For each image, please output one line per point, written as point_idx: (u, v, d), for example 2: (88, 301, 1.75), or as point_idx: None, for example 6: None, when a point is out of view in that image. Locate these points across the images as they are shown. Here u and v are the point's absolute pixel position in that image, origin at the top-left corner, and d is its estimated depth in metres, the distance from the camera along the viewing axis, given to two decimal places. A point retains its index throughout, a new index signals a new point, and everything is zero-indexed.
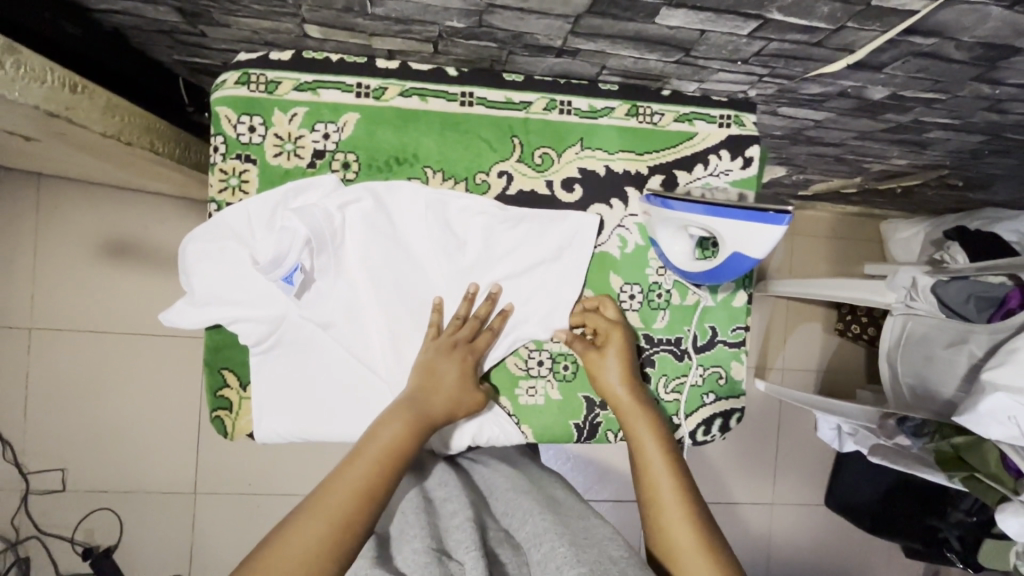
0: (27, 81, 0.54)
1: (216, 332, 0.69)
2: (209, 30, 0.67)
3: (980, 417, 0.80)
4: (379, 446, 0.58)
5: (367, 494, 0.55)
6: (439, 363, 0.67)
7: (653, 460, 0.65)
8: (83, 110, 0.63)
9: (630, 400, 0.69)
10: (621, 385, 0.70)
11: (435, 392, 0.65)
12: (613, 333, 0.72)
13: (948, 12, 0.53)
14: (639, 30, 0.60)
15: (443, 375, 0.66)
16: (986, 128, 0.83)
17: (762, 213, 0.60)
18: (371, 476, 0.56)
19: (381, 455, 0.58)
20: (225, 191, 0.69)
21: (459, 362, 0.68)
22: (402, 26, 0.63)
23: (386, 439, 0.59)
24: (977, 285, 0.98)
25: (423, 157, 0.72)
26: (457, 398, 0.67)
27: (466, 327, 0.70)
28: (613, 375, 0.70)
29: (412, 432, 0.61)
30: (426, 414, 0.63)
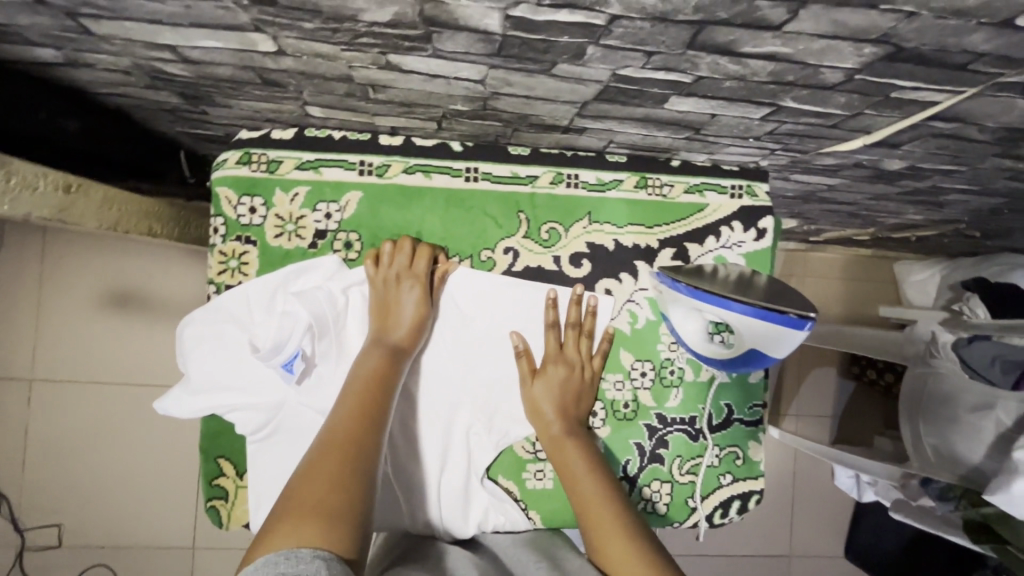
0: (17, 191, 0.53)
1: (212, 419, 0.66)
2: (211, 109, 0.67)
3: (1013, 498, 0.76)
4: (365, 372, 0.59)
5: (368, 416, 0.55)
6: (393, 291, 0.65)
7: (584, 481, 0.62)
8: (78, 209, 0.62)
9: (563, 428, 0.66)
10: (551, 406, 0.67)
11: (391, 315, 0.65)
12: (557, 362, 0.69)
13: (971, 104, 0.50)
14: (647, 113, 0.59)
15: (396, 297, 0.65)
16: (1007, 193, 0.80)
17: (784, 315, 0.57)
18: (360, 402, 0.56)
19: (367, 384, 0.58)
20: (225, 273, 0.67)
21: (414, 285, 0.65)
22: (405, 108, 0.62)
23: (367, 369, 0.60)
24: (1003, 347, 0.92)
25: (426, 235, 0.69)
26: (417, 322, 0.65)
27: (399, 253, 0.66)
28: (546, 401, 0.67)
29: (390, 363, 0.61)
30: (394, 341, 0.64)
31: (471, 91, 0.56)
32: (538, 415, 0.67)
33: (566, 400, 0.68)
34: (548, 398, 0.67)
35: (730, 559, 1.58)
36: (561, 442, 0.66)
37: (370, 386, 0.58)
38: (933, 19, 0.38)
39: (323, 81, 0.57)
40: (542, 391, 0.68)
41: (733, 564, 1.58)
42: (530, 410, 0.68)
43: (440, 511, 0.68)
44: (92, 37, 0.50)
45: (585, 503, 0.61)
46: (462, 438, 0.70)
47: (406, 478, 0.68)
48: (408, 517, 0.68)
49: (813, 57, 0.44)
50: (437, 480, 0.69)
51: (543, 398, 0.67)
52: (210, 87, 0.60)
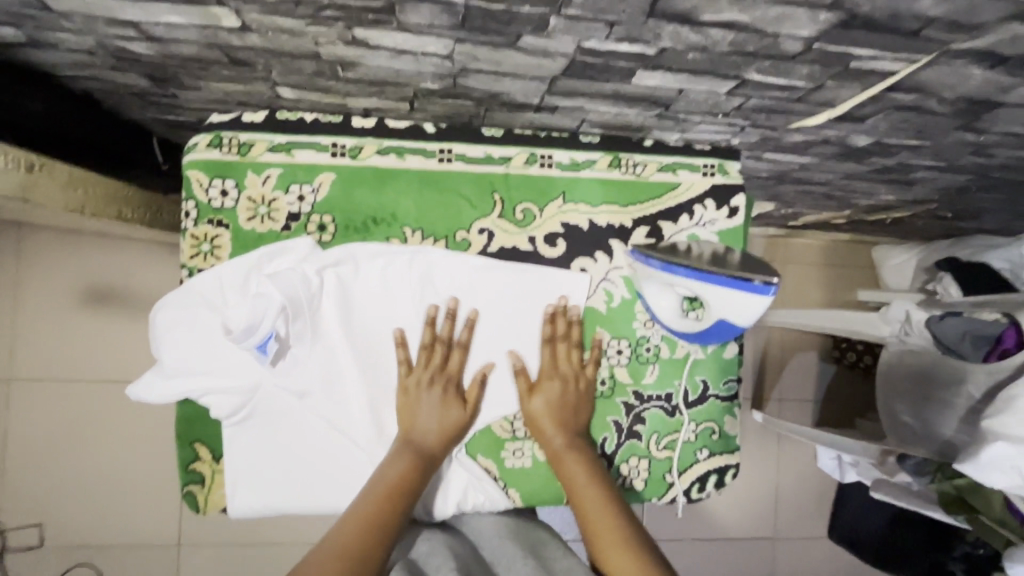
0: None
1: (186, 404, 0.66)
2: (181, 92, 0.67)
3: (982, 467, 0.77)
4: (386, 479, 0.62)
5: (374, 523, 0.59)
6: (422, 397, 0.66)
7: (586, 495, 0.66)
8: (42, 188, 0.61)
9: (563, 443, 0.68)
10: (550, 422, 0.68)
11: (420, 424, 0.66)
12: (559, 375, 0.70)
13: (928, 73, 0.51)
14: (616, 89, 0.59)
15: (425, 403, 0.66)
16: (973, 169, 0.82)
17: (750, 283, 0.62)
18: (376, 506, 0.60)
19: (387, 490, 0.62)
20: (197, 257, 0.67)
21: (443, 392, 0.66)
22: (376, 87, 0.62)
23: (391, 477, 0.62)
24: (972, 323, 0.93)
25: (400, 216, 0.69)
26: (446, 425, 0.66)
27: (435, 355, 0.67)
28: (545, 416, 0.68)
29: (415, 472, 0.63)
30: (422, 451, 0.65)
31: (440, 68, 0.56)
32: (540, 433, 0.69)
33: (566, 414, 0.69)
34: (549, 414, 0.68)
35: (716, 542, 1.60)
36: (562, 456, 0.68)
37: (388, 491, 0.62)
38: None
39: (291, 59, 0.56)
40: (542, 406, 0.68)
41: (718, 547, 1.60)
42: (530, 426, 0.69)
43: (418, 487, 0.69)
44: (53, 14, 0.50)
45: (589, 518, 0.65)
46: None
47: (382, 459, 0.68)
48: None
49: (770, 25, 0.45)
50: None
51: (542, 412, 0.68)
52: (178, 67, 0.60)
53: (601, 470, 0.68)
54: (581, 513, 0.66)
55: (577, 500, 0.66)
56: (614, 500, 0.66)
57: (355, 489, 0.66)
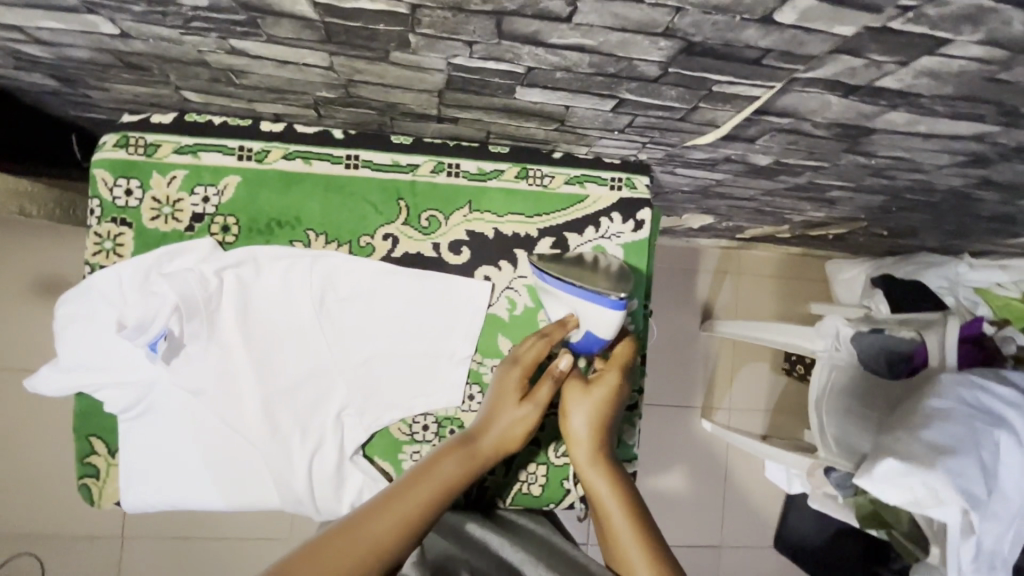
0: None
1: (82, 398, 0.67)
2: (92, 92, 0.68)
3: (875, 485, 0.77)
4: (440, 477, 0.59)
5: (415, 520, 0.55)
6: (501, 384, 0.67)
7: (622, 528, 0.62)
8: None
9: (599, 452, 0.66)
10: (588, 434, 0.66)
11: (489, 424, 0.64)
12: (614, 367, 0.69)
13: (790, 98, 0.53)
14: (504, 103, 0.61)
15: (510, 393, 0.66)
16: (883, 190, 0.84)
17: (604, 297, 0.65)
18: (421, 505, 0.56)
19: (437, 486, 0.58)
20: (100, 255, 0.68)
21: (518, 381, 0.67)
22: (276, 94, 0.64)
23: (444, 474, 0.59)
24: (890, 341, 1.01)
25: (305, 220, 0.71)
26: (523, 427, 0.65)
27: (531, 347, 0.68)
28: (582, 426, 0.66)
29: (467, 470, 0.61)
30: (478, 442, 0.63)
31: (327, 78, 0.58)
32: (578, 440, 0.67)
33: (605, 419, 0.67)
34: (588, 424, 0.66)
35: None
36: (590, 475, 0.66)
37: (438, 489, 0.58)
38: (702, 13, 0.40)
39: (183, 65, 0.58)
40: (582, 421, 0.66)
41: None
42: (568, 433, 0.67)
43: (312, 487, 0.69)
44: None
45: (621, 552, 0.61)
46: (337, 418, 0.70)
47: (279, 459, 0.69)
48: (280, 494, 0.69)
49: (618, 49, 0.46)
50: (309, 467, 0.69)
51: (585, 426, 0.66)
52: (79, 69, 0.61)
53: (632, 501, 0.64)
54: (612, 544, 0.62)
55: (609, 531, 0.62)
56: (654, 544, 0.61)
57: (249, 483, 0.68)
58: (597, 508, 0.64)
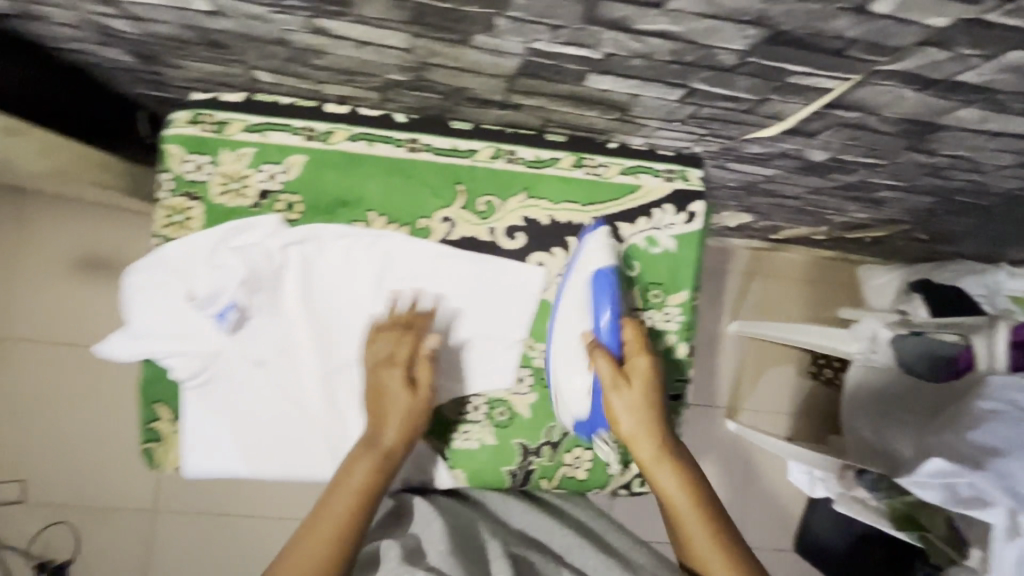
0: None
1: (148, 365, 0.69)
2: (165, 69, 0.70)
3: (916, 481, 0.79)
4: (354, 481, 0.63)
5: (347, 530, 0.60)
6: (388, 381, 0.67)
7: (677, 494, 0.66)
8: None
9: (651, 439, 0.68)
10: (638, 418, 0.68)
11: (388, 420, 0.66)
12: (636, 356, 0.70)
13: (864, 92, 0.53)
14: (572, 91, 0.62)
15: (389, 392, 0.67)
16: (934, 192, 0.84)
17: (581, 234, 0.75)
18: (347, 516, 0.61)
19: (359, 491, 0.63)
20: (170, 227, 0.70)
21: (400, 374, 0.67)
22: (346, 76, 0.65)
23: (359, 476, 0.63)
24: (933, 344, 0.98)
25: (367, 200, 0.73)
26: (410, 418, 0.67)
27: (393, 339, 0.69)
28: (631, 411, 0.68)
29: (379, 466, 0.64)
30: (383, 440, 0.65)
31: (402, 60, 0.59)
32: (631, 425, 0.68)
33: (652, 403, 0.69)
34: (634, 408, 0.68)
35: None
36: (649, 457, 0.68)
37: (359, 495, 0.62)
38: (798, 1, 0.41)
39: (263, 44, 0.60)
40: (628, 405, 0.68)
41: None
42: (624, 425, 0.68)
43: None
44: None
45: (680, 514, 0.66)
46: None
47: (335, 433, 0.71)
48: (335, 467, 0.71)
49: (703, 37, 0.47)
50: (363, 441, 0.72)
51: (631, 411, 0.68)
52: (160, 45, 0.63)
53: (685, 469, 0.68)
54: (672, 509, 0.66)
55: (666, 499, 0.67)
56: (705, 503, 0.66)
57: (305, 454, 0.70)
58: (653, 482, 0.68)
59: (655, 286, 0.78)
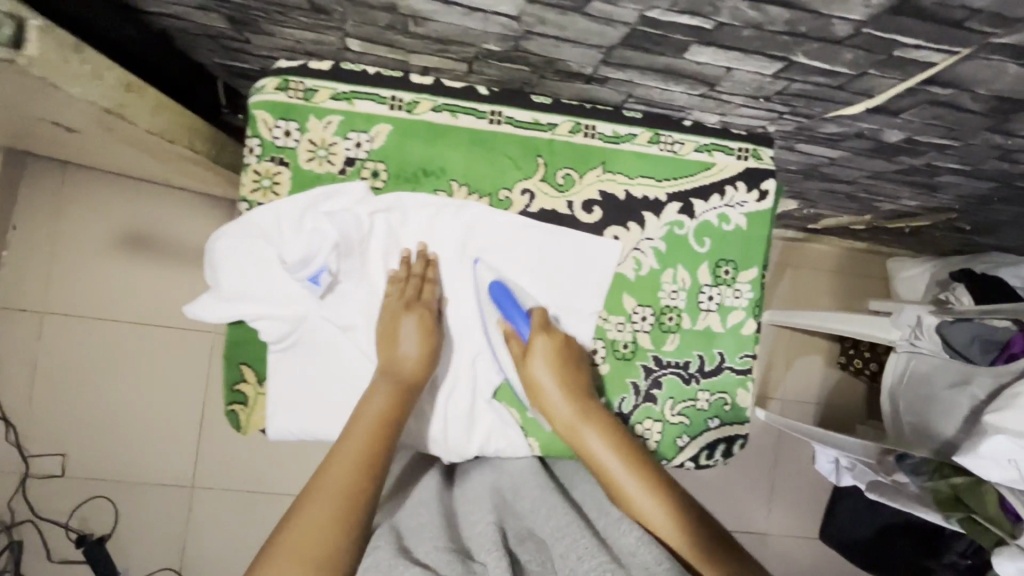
0: (96, 82, 0.56)
1: (237, 327, 0.71)
2: (254, 37, 0.71)
3: (981, 459, 0.82)
4: (371, 414, 0.64)
5: (365, 471, 0.59)
6: (401, 324, 0.69)
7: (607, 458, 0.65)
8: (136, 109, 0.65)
9: (571, 408, 0.69)
10: (556, 387, 0.69)
11: (405, 358, 0.68)
12: (540, 334, 0.70)
13: (967, 66, 0.55)
14: (668, 63, 0.63)
15: (403, 337, 0.69)
16: (996, 176, 0.85)
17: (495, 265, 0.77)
18: (362, 455, 0.60)
19: (374, 426, 0.63)
20: (258, 192, 0.71)
21: (421, 319, 0.70)
22: (440, 45, 0.66)
23: (376, 406, 0.64)
24: (982, 328, 1.02)
25: (449, 170, 0.74)
26: (424, 356, 0.69)
27: (409, 287, 0.71)
28: (544, 377, 0.69)
29: (398, 398, 0.66)
30: (402, 377, 0.67)
31: (506, 28, 0.60)
32: (549, 399, 0.69)
33: (565, 372, 0.70)
34: (550, 380, 0.69)
35: None
36: (576, 426, 0.68)
37: (375, 433, 0.62)
38: None
39: (368, 9, 0.61)
40: (542, 374, 0.69)
41: None
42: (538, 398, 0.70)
43: (455, 428, 0.74)
44: None
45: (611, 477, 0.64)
46: (470, 361, 0.75)
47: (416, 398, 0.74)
48: (416, 431, 0.74)
49: (825, 5, 0.48)
50: (441, 406, 0.74)
51: (545, 378, 0.69)
52: (259, 10, 0.64)
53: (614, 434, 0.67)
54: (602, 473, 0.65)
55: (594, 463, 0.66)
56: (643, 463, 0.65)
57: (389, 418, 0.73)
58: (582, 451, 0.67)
59: (726, 263, 0.79)
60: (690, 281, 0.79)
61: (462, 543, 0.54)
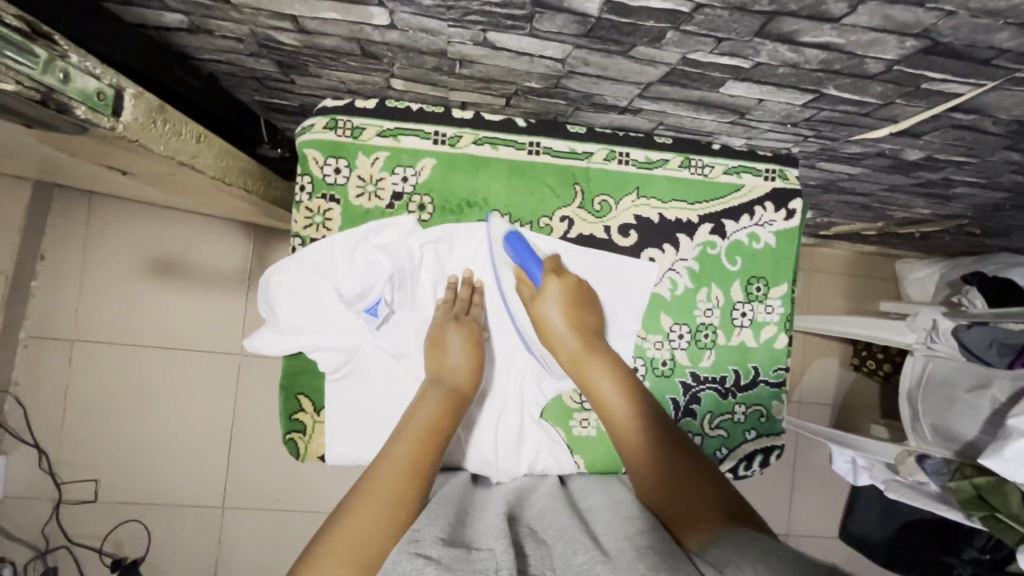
0: (171, 136, 0.59)
1: (295, 359, 0.75)
2: (300, 79, 0.74)
3: (1006, 461, 0.85)
4: (425, 419, 0.65)
5: (417, 472, 0.60)
6: (448, 337, 0.72)
7: (614, 400, 0.70)
8: (203, 157, 0.68)
9: (580, 345, 0.72)
10: (566, 330, 0.72)
11: (456, 367, 0.71)
12: (551, 278, 0.73)
13: (992, 96, 0.58)
14: (703, 96, 0.66)
15: (451, 347, 0.72)
16: (1010, 187, 0.89)
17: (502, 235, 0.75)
18: (415, 455, 0.61)
19: (426, 429, 0.64)
20: (310, 228, 0.75)
21: (467, 334, 0.73)
22: (482, 84, 0.70)
23: (429, 412, 0.66)
24: (1000, 332, 1.05)
25: (492, 201, 0.77)
26: (472, 367, 0.72)
27: (456, 305, 0.76)
28: (554, 318, 0.72)
29: (449, 407, 0.67)
30: (454, 387, 0.69)
31: (549, 69, 0.63)
32: (558, 339, 0.72)
33: (576, 313, 0.74)
34: (560, 318, 0.72)
35: None
36: (582, 363, 0.72)
37: (428, 436, 0.63)
38: (970, 17, 0.45)
39: (418, 55, 0.63)
40: (552, 314, 0.72)
41: None
42: (547, 337, 0.73)
43: (505, 447, 0.76)
44: (226, 5, 0.57)
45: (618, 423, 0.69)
46: (518, 384, 0.78)
47: (468, 420, 0.77)
48: (467, 453, 0.76)
49: (861, 48, 0.52)
50: (491, 427, 0.77)
51: (554, 317, 0.72)
52: (310, 57, 0.67)
53: (620, 375, 0.71)
54: (608, 414, 0.70)
55: (602, 403, 0.71)
56: (647, 413, 0.69)
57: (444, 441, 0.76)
58: (591, 392, 0.71)
59: (758, 280, 0.82)
60: (724, 299, 0.82)
61: (464, 538, 0.52)
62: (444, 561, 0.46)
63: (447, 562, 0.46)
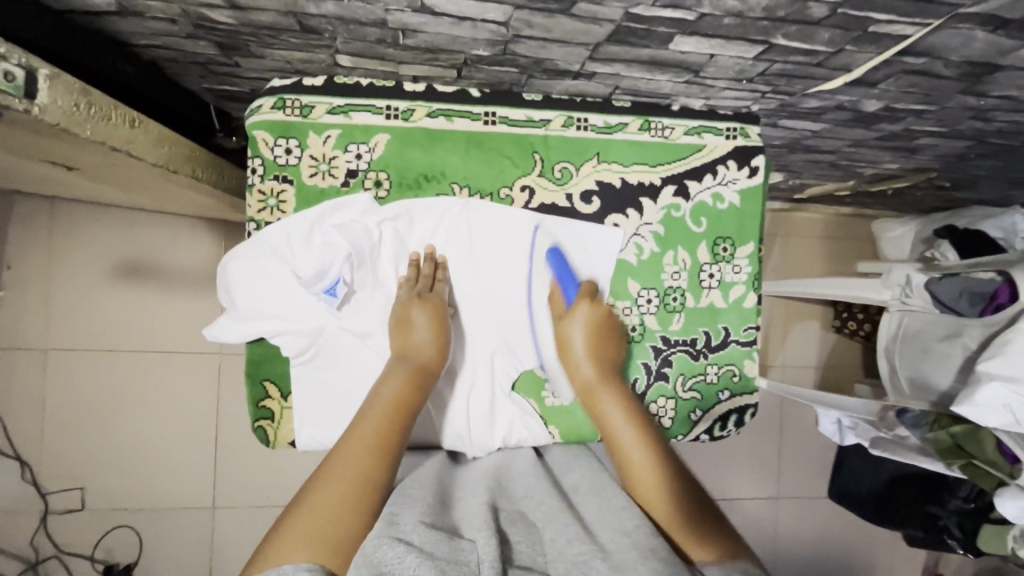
0: (98, 120, 0.57)
1: (258, 346, 0.74)
2: (244, 60, 0.72)
3: (977, 406, 0.86)
4: (391, 397, 0.64)
5: (383, 448, 0.60)
6: (413, 315, 0.71)
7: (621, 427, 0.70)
8: (140, 142, 0.66)
9: (596, 375, 0.74)
10: (586, 355, 0.74)
11: (424, 346, 0.70)
12: (585, 299, 0.76)
13: (938, 37, 0.58)
14: (653, 55, 0.65)
15: (417, 325, 0.71)
16: (973, 134, 0.88)
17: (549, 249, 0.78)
18: (380, 432, 0.61)
19: (391, 407, 0.64)
20: (264, 211, 0.73)
21: (431, 311, 0.72)
22: (429, 54, 0.68)
23: (394, 389, 0.65)
24: (969, 281, 1.05)
25: (449, 174, 0.76)
26: (439, 345, 0.71)
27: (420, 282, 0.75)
28: (578, 339, 0.75)
29: (414, 383, 0.67)
30: (420, 363, 0.69)
31: (494, 34, 0.62)
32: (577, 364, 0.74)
33: (598, 339, 0.76)
34: (583, 342, 0.74)
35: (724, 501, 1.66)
36: (595, 390, 0.73)
37: (395, 414, 0.63)
38: None
39: (358, 26, 0.62)
40: (576, 334, 0.75)
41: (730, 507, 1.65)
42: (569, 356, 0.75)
43: (478, 421, 0.76)
44: None
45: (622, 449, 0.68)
46: (488, 359, 0.78)
47: (438, 397, 0.77)
48: (440, 430, 0.76)
49: None
50: (463, 402, 0.76)
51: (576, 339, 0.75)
52: (249, 35, 0.65)
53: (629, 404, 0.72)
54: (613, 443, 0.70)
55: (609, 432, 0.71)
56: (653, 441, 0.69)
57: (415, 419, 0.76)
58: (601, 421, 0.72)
59: (724, 240, 0.82)
60: (690, 261, 0.81)
61: (449, 523, 0.52)
62: (427, 549, 0.46)
63: (434, 552, 0.45)
